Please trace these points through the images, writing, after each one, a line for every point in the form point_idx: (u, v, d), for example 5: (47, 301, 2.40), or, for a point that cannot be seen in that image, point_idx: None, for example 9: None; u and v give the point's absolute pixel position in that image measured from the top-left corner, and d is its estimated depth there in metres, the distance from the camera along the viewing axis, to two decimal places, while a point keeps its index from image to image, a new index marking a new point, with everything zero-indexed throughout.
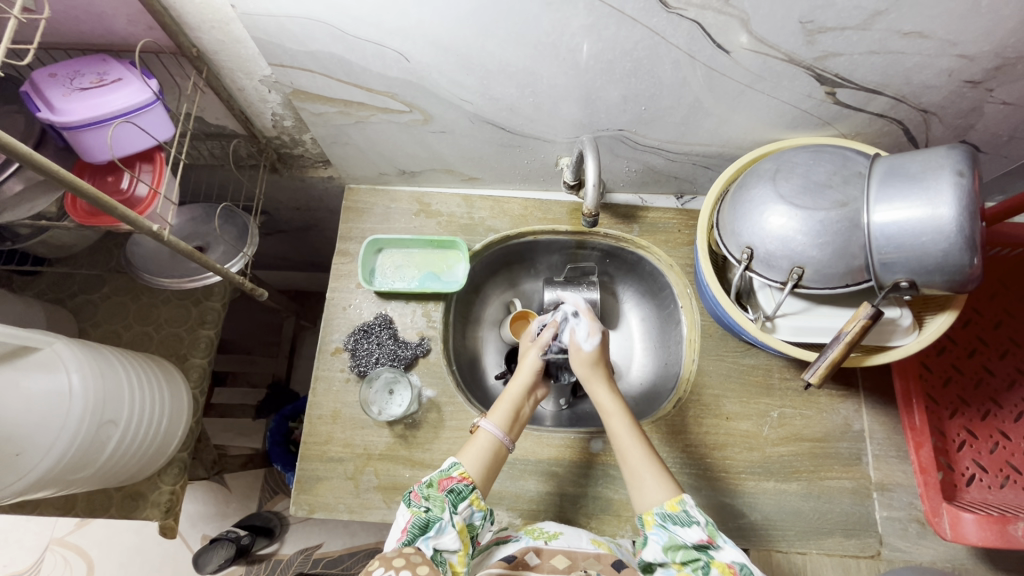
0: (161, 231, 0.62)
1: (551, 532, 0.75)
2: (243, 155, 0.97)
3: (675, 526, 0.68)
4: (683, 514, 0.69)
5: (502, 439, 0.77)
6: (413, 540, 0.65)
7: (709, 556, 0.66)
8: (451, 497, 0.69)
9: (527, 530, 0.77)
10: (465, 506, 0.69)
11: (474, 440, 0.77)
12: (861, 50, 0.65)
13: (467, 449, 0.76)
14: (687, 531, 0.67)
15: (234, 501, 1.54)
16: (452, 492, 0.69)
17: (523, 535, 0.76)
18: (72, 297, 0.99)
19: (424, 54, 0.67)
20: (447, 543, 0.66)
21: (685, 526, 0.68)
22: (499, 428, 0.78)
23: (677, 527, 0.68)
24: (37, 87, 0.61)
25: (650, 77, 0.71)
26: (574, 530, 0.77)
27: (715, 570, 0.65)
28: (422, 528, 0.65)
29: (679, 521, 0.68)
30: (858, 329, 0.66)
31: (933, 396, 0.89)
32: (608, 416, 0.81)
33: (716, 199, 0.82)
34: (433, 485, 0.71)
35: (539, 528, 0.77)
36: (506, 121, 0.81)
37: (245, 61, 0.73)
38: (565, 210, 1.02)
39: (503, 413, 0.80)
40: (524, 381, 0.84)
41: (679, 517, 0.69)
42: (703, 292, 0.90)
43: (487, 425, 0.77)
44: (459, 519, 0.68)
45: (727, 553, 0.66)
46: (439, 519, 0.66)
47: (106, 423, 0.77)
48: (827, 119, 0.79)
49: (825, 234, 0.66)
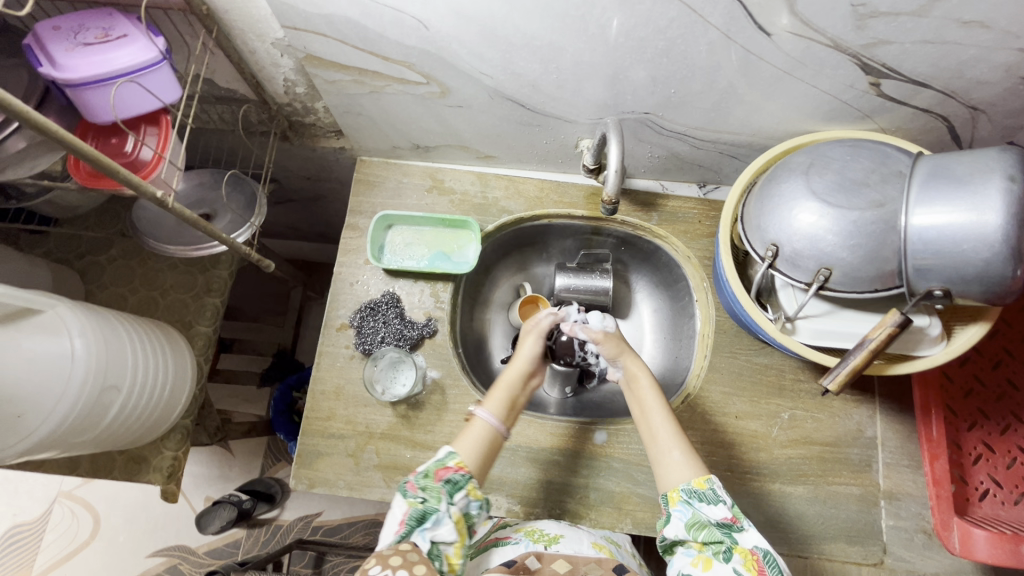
0: (166, 198, 0.60)
1: (551, 535, 0.75)
2: (253, 121, 0.94)
3: (700, 503, 0.68)
4: (710, 492, 0.68)
5: (498, 428, 0.75)
6: (410, 532, 0.64)
7: (731, 539, 0.66)
8: (448, 487, 0.67)
9: (527, 531, 0.76)
10: (462, 496, 0.68)
11: (470, 428, 0.74)
12: (914, 39, 0.60)
13: (462, 436, 0.74)
14: (712, 509, 0.67)
15: (236, 466, 1.56)
16: (449, 482, 0.67)
17: (522, 537, 0.75)
18: (79, 258, 0.98)
19: (444, 23, 0.63)
20: (444, 534, 0.64)
21: (710, 504, 0.68)
22: (495, 415, 0.75)
23: (702, 505, 0.68)
24: (40, 40, 0.58)
25: (682, 59, 0.67)
26: (574, 532, 0.77)
27: (737, 555, 0.65)
28: (419, 520, 0.64)
29: (705, 498, 0.68)
30: (885, 337, 0.63)
31: (953, 407, 0.85)
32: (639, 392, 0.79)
33: (742, 191, 0.79)
34: (430, 476, 0.68)
35: (539, 529, 0.76)
36: (527, 98, 0.77)
37: (257, 22, 0.69)
38: (583, 194, 0.99)
39: (499, 401, 0.77)
40: (521, 365, 0.80)
41: (706, 495, 0.68)
42: (722, 286, 0.87)
43: (482, 413, 0.74)
44: (456, 509, 0.66)
45: (749, 536, 0.66)
46: (435, 511, 0.64)
47: (109, 388, 0.76)
48: (867, 112, 0.74)
49: (859, 235, 0.62)
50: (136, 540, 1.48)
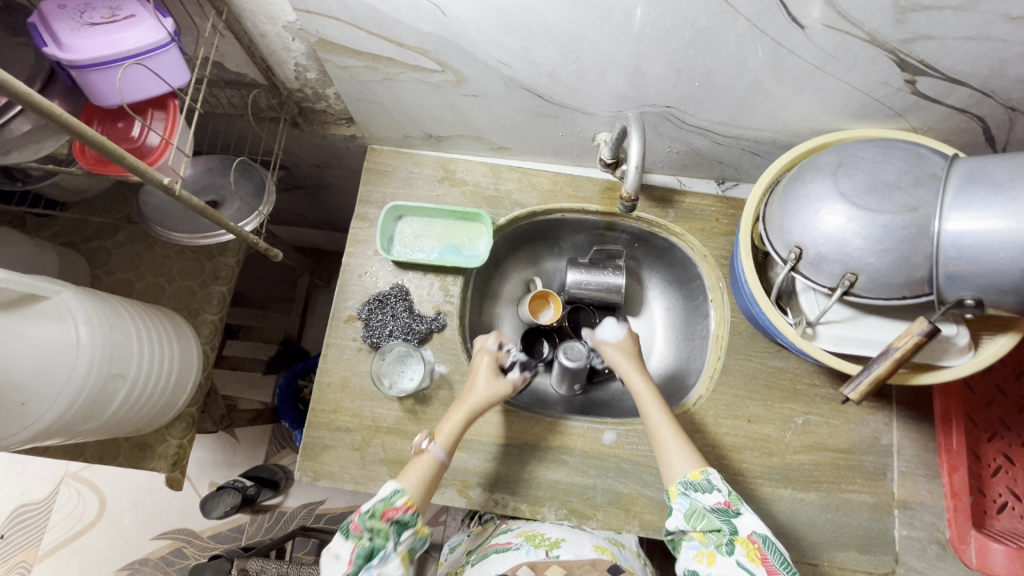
0: (173, 185, 0.59)
1: (552, 539, 0.82)
2: (263, 106, 0.91)
3: (696, 493, 0.70)
4: (704, 482, 0.71)
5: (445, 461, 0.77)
6: (357, 570, 0.67)
7: (732, 529, 0.68)
8: (396, 528, 0.69)
9: (528, 535, 0.83)
10: (408, 535, 0.70)
11: (418, 462, 0.75)
12: (956, 34, 0.57)
13: (410, 471, 0.74)
14: (707, 497, 0.70)
15: (241, 452, 1.56)
16: (397, 523, 0.69)
17: (523, 542, 0.81)
18: (86, 242, 0.97)
19: (462, 9, 0.61)
20: (391, 571, 0.68)
21: (705, 493, 0.70)
22: (445, 449, 0.77)
23: (697, 495, 0.70)
24: (45, 18, 0.56)
25: (709, 51, 0.64)
26: (577, 535, 0.83)
27: (738, 546, 0.67)
28: (366, 558, 0.67)
29: (700, 488, 0.70)
30: (911, 345, 0.61)
31: (974, 417, 0.83)
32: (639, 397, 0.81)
33: (764, 190, 0.76)
34: (375, 515, 0.69)
35: (540, 534, 0.83)
36: (545, 89, 0.75)
37: (268, 4, 0.67)
38: (598, 188, 0.96)
39: (449, 434, 0.77)
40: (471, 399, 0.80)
41: (700, 485, 0.71)
42: (739, 287, 0.84)
43: (425, 444, 0.76)
44: (403, 547, 0.69)
45: (746, 521, 0.68)
46: (383, 548, 0.68)
47: (114, 376, 0.75)
48: (899, 110, 0.71)
49: (888, 240, 0.60)
50: (141, 522, 1.49)
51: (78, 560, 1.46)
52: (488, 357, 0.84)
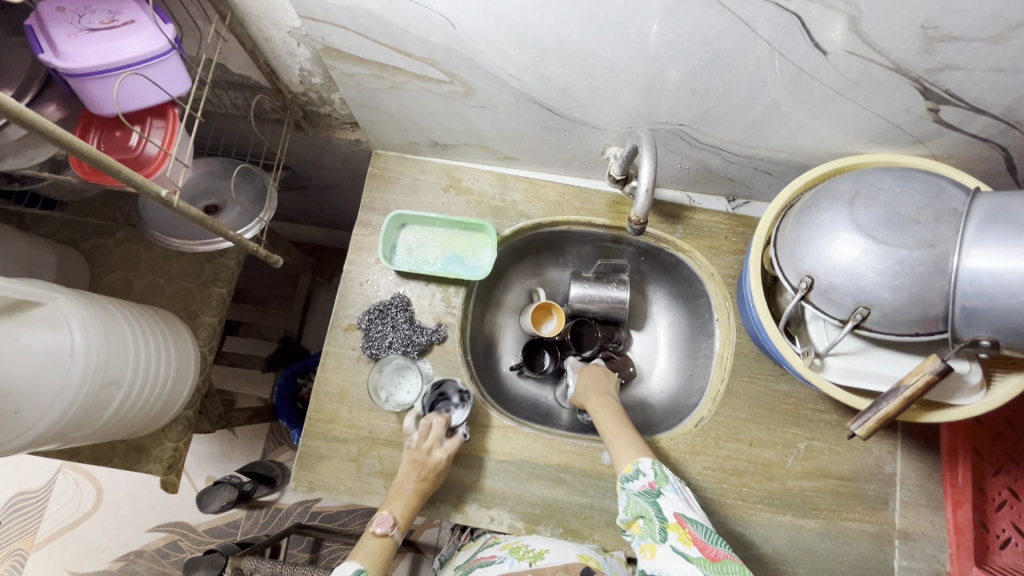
0: (171, 197, 0.57)
1: (537, 551, 0.76)
2: (266, 108, 0.89)
3: (627, 484, 0.71)
4: (632, 471, 0.71)
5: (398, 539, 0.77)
6: None
7: (662, 517, 0.67)
8: None
9: (513, 549, 0.78)
10: None
11: (374, 541, 0.76)
12: (985, 66, 0.55)
13: (367, 552, 0.75)
14: (637, 485, 0.70)
15: (239, 447, 1.56)
16: None
17: (506, 556, 0.77)
18: (86, 240, 0.96)
19: (472, 22, 0.59)
20: None
21: (634, 481, 0.71)
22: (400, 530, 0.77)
23: (630, 486, 0.70)
24: (42, 22, 0.54)
25: (726, 73, 0.62)
26: (560, 547, 0.78)
27: (670, 532, 0.66)
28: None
29: (631, 479, 0.71)
30: (921, 384, 0.59)
31: (979, 450, 0.81)
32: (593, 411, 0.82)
33: (777, 214, 0.74)
34: None
35: (524, 547, 0.78)
36: (555, 103, 0.73)
37: (273, 9, 0.65)
38: (605, 201, 0.95)
39: (395, 512, 0.77)
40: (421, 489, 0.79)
41: (631, 475, 0.71)
42: (747, 310, 0.83)
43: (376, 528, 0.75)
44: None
45: (671, 501, 0.68)
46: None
47: (110, 384, 0.74)
48: (920, 137, 0.69)
49: (903, 276, 0.58)
50: (137, 514, 1.49)
51: (74, 550, 1.46)
52: (443, 454, 0.79)
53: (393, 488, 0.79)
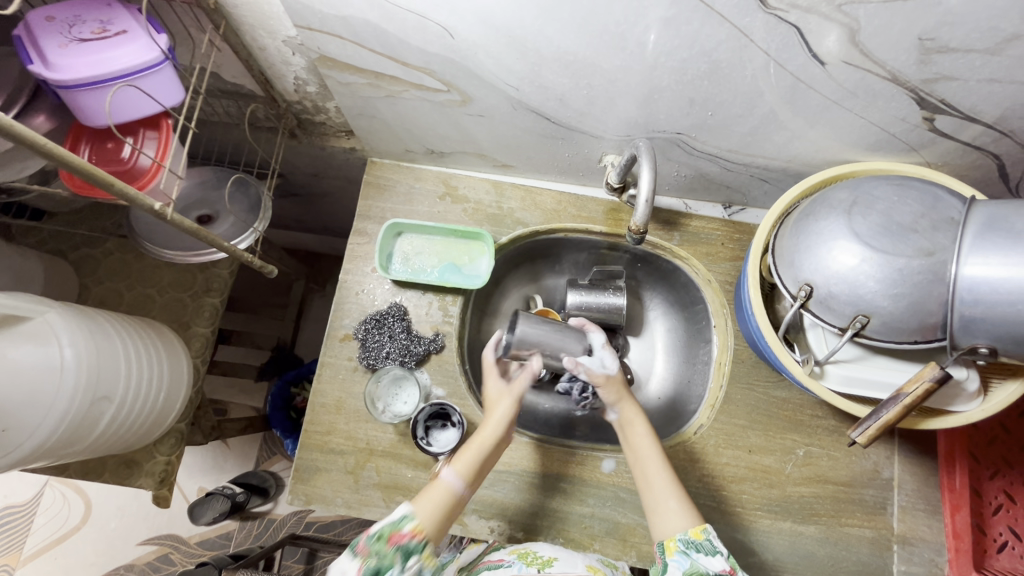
0: (164, 209, 0.56)
1: (545, 557, 0.75)
2: (260, 117, 0.88)
3: (697, 553, 0.66)
4: (707, 543, 0.67)
5: (458, 490, 0.71)
6: None
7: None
8: (401, 553, 0.64)
9: (520, 553, 0.76)
10: (414, 563, 0.64)
11: (430, 488, 0.71)
12: (981, 77, 0.56)
13: (422, 495, 0.70)
14: (710, 560, 0.65)
15: (231, 458, 1.53)
16: (402, 549, 0.64)
17: (515, 560, 0.75)
18: (74, 250, 0.94)
19: (471, 32, 0.58)
20: None
21: (708, 555, 0.66)
22: (458, 477, 0.72)
23: (700, 556, 0.66)
24: (31, 31, 0.53)
25: (724, 83, 0.62)
26: (569, 555, 0.76)
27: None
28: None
29: (702, 549, 0.67)
30: (921, 392, 0.60)
31: (976, 454, 0.82)
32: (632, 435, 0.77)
33: (775, 221, 0.74)
34: (381, 539, 0.65)
35: (533, 553, 0.76)
36: (553, 112, 0.73)
37: (269, 19, 0.64)
38: (602, 208, 0.94)
39: (469, 464, 0.73)
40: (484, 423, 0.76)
41: (703, 546, 0.67)
42: (745, 316, 0.83)
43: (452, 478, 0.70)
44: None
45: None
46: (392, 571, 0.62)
47: (100, 399, 0.73)
48: (914, 145, 0.70)
49: (902, 284, 0.58)
50: (127, 527, 1.47)
51: (61, 565, 1.43)
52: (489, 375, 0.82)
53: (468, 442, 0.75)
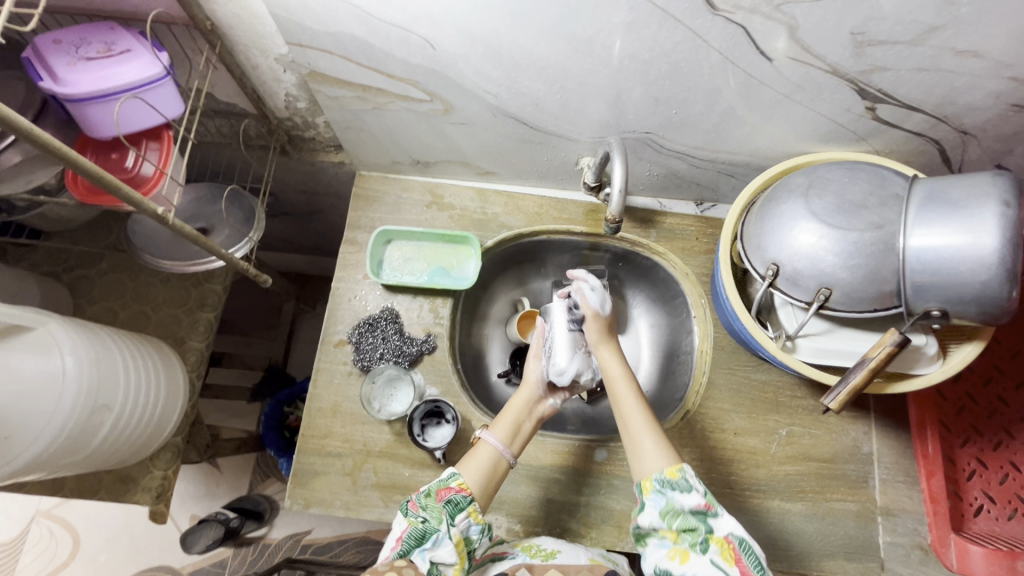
0: (166, 214, 0.60)
1: (548, 550, 0.76)
2: (252, 134, 0.93)
3: (673, 492, 0.69)
4: (682, 481, 0.69)
5: (503, 453, 0.76)
6: (409, 551, 0.65)
7: (707, 527, 0.67)
8: (449, 508, 0.68)
9: (524, 546, 0.78)
10: (462, 518, 0.69)
11: (476, 451, 0.76)
12: (910, 66, 0.62)
13: (467, 460, 0.75)
14: (686, 497, 0.68)
15: (224, 483, 1.50)
16: (450, 503, 0.69)
17: (519, 552, 0.76)
18: (68, 271, 0.96)
19: (450, 42, 0.63)
20: (444, 555, 0.65)
21: (684, 493, 0.68)
22: (501, 441, 0.77)
23: (675, 494, 0.68)
24: (41, 54, 0.57)
25: (685, 82, 0.68)
26: (571, 548, 0.77)
27: (713, 545, 0.66)
28: (418, 539, 0.65)
29: (677, 487, 0.69)
30: (884, 356, 0.64)
31: (947, 424, 0.87)
32: (613, 382, 0.81)
33: (741, 210, 0.80)
34: (431, 495, 0.70)
35: (536, 545, 0.77)
36: (530, 117, 0.78)
37: (261, 38, 0.69)
38: (582, 210, 0.99)
39: (506, 426, 0.79)
40: (527, 395, 0.83)
41: (679, 484, 0.69)
42: (720, 303, 0.87)
43: (490, 438, 0.76)
44: (456, 531, 0.67)
45: (724, 523, 0.66)
46: (435, 531, 0.66)
47: (100, 408, 0.74)
48: (862, 134, 0.76)
49: (858, 256, 0.63)
50: (118, 560, 1.43)
51: None
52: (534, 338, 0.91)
53: (501, 411, 0.82)
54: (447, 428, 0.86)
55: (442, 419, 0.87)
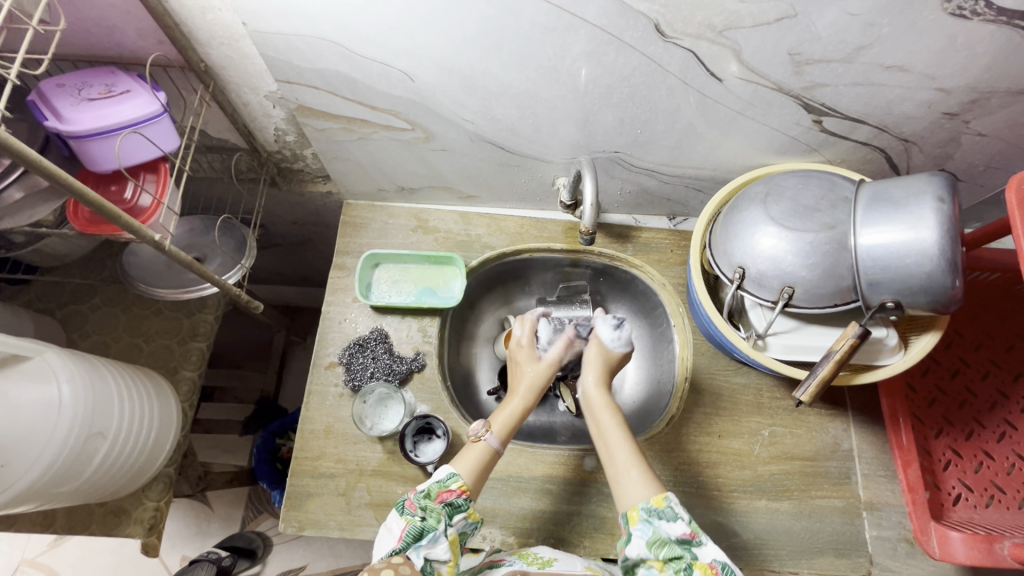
0: (162, 240, 0.63)
1: (546, 558, 0.76)
2: (243, 168, 0.97)
3: (660, 520, 0.70)
4: (669, 510, 0.70)
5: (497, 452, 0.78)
6: (406, 548, 0.66)
7: (691, 555, 0.68)
8: (449, 509, 0.70)
9: (520, 554, 0.78)
10: (461, 519, 0.71)
11: (469, 449, 0.78)
12: (846, 81, 0.68)
13: (461, 456, 0.76)
14: (672, 526, 0.69)
15: (216, 520, 1.47)
16: (451, 504, 0.70)
17: (516, 559, 0.76)
18: (62, 307, 0.98)
19: (428, 75, 0.69)
20: (438, 553, 0.68)
21: (670, 522, 0.69)
22: (496, 440, 0.79)
23: (661, 522, 0.69)
24: (45, 97, 0.62)
25: (646, 103, 0.74)
26: (568, 556, 0.78)
27: (697, 571, 0.66)
28: (416, 537, 0.67)
29: (665, 516, 0.70)
30: (847, 348, 0.68)
31: (919, 416, 0.91)
32: (596, 411, 0.84)
33: (709, 220, 0.85)
34: (431, 496, 0.71)
35: (533, 554, 0.77)
36: (506, 141, 0.83)
37: (252, 77, 0.75)
38: (561, 228, 1.04)
39: (501, 427, 0.81)
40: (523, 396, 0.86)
41: (665, 513, 0.70)
42: (696, 310, 0.92)
43: (487, 436, 0.78)
44: (452, 531, 0.70)
45: (708, 551, 0.68)
46: (433, 530, 0.68)
47: (94, 435, 0.76)
48: (813, 146, 0.82)
49: (814, 255, 0.68)
50: None
51: None
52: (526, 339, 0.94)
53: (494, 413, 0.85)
54: (439, 441, 0.87)
55: (434, 435, 0.88)
